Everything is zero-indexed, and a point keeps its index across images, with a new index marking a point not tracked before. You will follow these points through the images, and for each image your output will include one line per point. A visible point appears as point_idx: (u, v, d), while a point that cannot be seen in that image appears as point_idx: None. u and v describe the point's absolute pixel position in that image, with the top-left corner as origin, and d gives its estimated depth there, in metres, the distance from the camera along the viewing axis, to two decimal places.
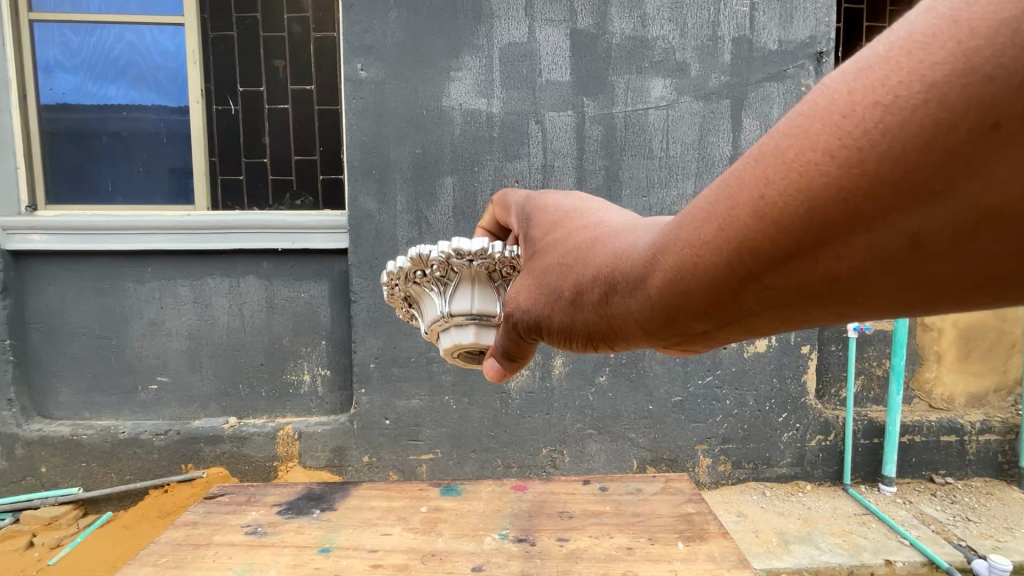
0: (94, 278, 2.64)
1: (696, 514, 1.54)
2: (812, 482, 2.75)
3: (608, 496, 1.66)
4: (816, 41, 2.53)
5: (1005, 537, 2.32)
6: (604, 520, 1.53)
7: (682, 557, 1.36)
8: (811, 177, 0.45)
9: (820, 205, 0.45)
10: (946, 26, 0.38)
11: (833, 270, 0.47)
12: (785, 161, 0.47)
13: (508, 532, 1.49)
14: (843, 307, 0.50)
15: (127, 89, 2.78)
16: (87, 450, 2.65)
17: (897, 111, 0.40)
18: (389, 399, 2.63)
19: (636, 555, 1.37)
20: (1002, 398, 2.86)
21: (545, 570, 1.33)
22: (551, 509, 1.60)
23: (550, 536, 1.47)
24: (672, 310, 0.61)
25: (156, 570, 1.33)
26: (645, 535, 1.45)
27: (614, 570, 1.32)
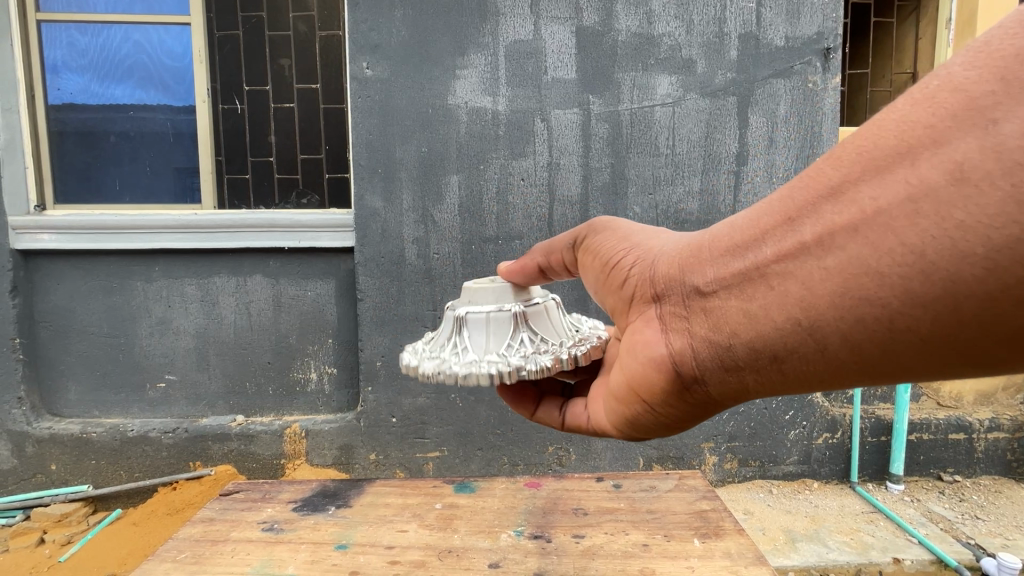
0: (104, 277, 2.65)
1: (709, 511, 1.54)
2: (819, 480, 2.74)
3: (622, 493, 1.66)
4: (823, 37, 2.51)
5: (1014, 536, 2.31)
6: (619, 517, 1.53)
7: (698, 554, 1.36)
8: (883, 195, 0.59)
9: (893, 213, 0.58)
10: (982, 70, 0.56)
11: (887, 286, 0.60)
12: (860, 179, 0.61)
13: (523, 529, 1.49)
14: (874, 324, 0.62)
15: (133, 90, 2.81)
16: (96, 448, 2.67)
17: (954, 146, 0.55)
18: (396, 397, 2.63)
19: (653, 552, 1.37)
20: (1010, 395, 2.85)
21: (561, 568, 1.33)
22: (565, 506, 1.61)
23: (567, 533, 1.47)
24: (744, 301, 0.71)
25: (174, 566, 1.35)
26: (661, 532, 1.45)
27: (630, 567, 1.32)
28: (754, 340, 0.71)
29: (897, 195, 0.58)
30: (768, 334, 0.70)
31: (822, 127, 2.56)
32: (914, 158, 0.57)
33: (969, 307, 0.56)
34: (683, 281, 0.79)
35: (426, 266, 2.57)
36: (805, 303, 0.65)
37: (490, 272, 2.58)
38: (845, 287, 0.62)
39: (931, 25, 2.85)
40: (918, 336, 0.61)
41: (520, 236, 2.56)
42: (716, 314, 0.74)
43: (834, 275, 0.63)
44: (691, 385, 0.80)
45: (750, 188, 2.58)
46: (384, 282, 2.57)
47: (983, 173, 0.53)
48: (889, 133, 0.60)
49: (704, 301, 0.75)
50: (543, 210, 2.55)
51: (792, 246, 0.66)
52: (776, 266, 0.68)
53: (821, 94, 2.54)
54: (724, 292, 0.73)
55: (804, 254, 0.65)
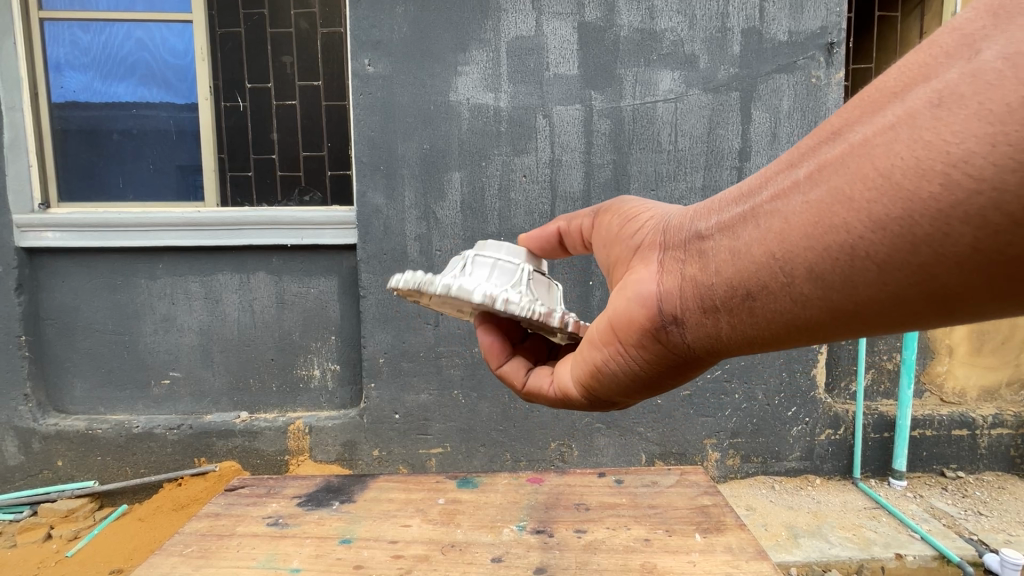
0: (108, 274, 2.67)
1: (711, 506, 1.55)
2: (821, 476, 2.74)
3: (624, 489, 1.66)
4: (827, 31, 2.50)
5: (1017, 532, 2.31)
6: (621, 512, 1.54)
7: (700, 548, 1.36)
8: (874, 117, 0.59)
9: (875, 136, 0.58)
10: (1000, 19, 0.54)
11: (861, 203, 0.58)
12: (860, 111, 0.62)
13: (526, 523, 1.50)
14: (844, 249, 0.60)
15: (136, 87, 2.82)
16: (102, 444, 2.70)
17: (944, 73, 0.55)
18: (399, 394, 2.65)
19: (654, 546, 1.38)
20: (1014, 391, 2.84)
21: (563, 562, 1.34)
22: (567, 501, 1.61)
23: (568, 527, 1.48)
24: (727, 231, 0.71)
25: (180, 560, 1.36)
26: (662, 527, 1.46)
27: (632, 562, 1.32)
28: (735, 277, 0.69)
29: (885, 128, 0.57)
30: (748, 271, 0.68)
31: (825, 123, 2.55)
32: (905, 96, 0.57)
33: (947, 232, 0.53)
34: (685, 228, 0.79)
35: (428, 263, 2.58)
36: (783, 235, 0.64)
37: None
38: (824, 207, 0.61)
39: (935, 19, 2.83)
40: (879, 265, 0.58)
41: (521, 232, 2.57)
42: (707, 254, 0.73)
43: (814, 208, 0.62)
44: (670, 326, 0.77)
45: None
46: (386, 279, 2.58)
47: (959, 98, 0.52)
48: (889, 79, 0.60)
49: (698, 244, 0.75)
50: (545, 207, 2.55)
51: (785, 186, 0.66)
52: (768, 204, 0.67)
53: (824, 89, 2.53)
54: (720, 232, 0.72)
55: (796, 191, 0.65)
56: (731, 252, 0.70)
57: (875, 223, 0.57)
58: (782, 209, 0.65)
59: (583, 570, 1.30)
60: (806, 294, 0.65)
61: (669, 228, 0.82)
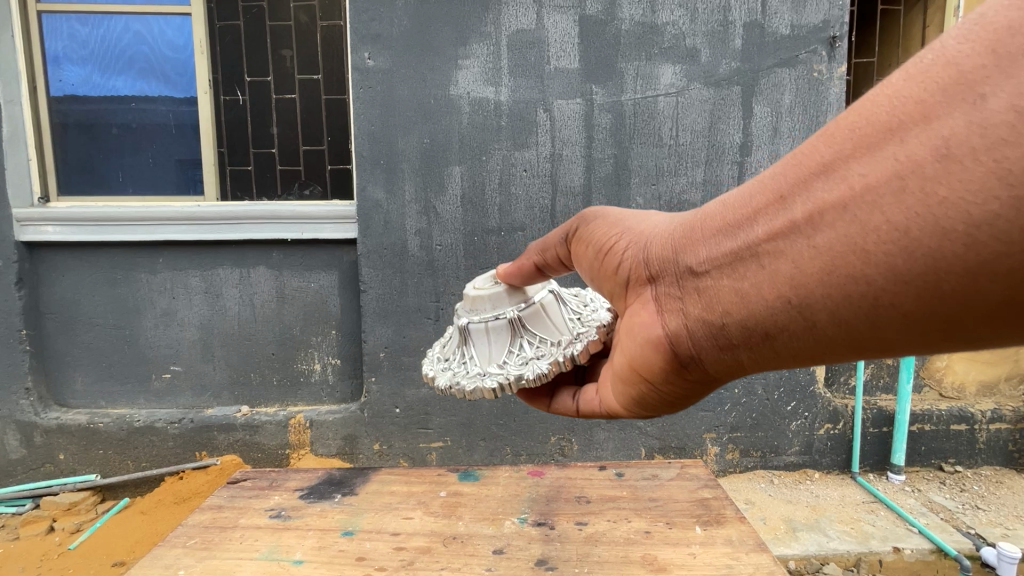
0: (108, 269, 2.67)
1: (711, 499, 1.56)
2: (820, 471, 2.76)
3: (625, 481, 1.67)
4: (830, 25, 2.48)
5: (1014, 525, 2.33)
6: (622, 504, 1.55)
7: (700, 540, 1.37)
8: (873, 155, 0.55)
9: (879, 180, 0.54)
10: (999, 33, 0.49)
11: (874, 252, 0.55)
12: (854, 142, 0.56)
13: (527, 516, 1.51)
14: (860, 298, 0.57)
15: (135, 81, 2.80)
16: (103, 438, 2.71)
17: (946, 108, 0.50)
18: (399, 388, 2.65)
19: (656, 538, 1.39)
20: (1013, 386, 2.84)
21: (564, 554, 1.34)
22: (569, 494, 1.62)
23: (570, 520, 1.49)
24: (729, 273, 0.67)
25: (183, 552, 1.37)
26: (663, 520, 1.47)
27: (634, 553, 1.34)
28: (748, 318, 0.67)
29: (885, 172, 0.53)
30: (761, 312, 0.65)
31: (826, 117, 2.54)
32: (902, 136, 0.53)
33: (973, 280, 0.51)
34: (676, 260, 0.74)
35: (428, 258, 2.58)
36: (795, 281, 0.61)
37: (493, 264, 2.58)
38: (834, 255, 0.57)
39: (939, 12, 2.76)
40: (902, 313, 0.56)
41: (522, 227, 2.56)
42: (710, 294, 0.70)
43: (823, 255, 0.58)
44: (688, 364, 0.76)
45: None
46: (386, 273, 2.58)
47: (967, 150, 0.48)
48: (878, 108, 0.55)
49: (697, 282, 0.71)
50: (546, 201, 2.55)
51: (782, 225, 0.62)
52: (767, 243, 0.63)
53: (826, 84, 2.51)
54: (720, 270, 0.68)
55: (796, 232, 0.61)
56: (739, 292, 0.67)
57: (892, 274, 0.54)
58: (785, 250, 0.62)
59: (584, 563, 1.31)
60: (827, 337, 0.62)
61: (657, 259, 0.77)
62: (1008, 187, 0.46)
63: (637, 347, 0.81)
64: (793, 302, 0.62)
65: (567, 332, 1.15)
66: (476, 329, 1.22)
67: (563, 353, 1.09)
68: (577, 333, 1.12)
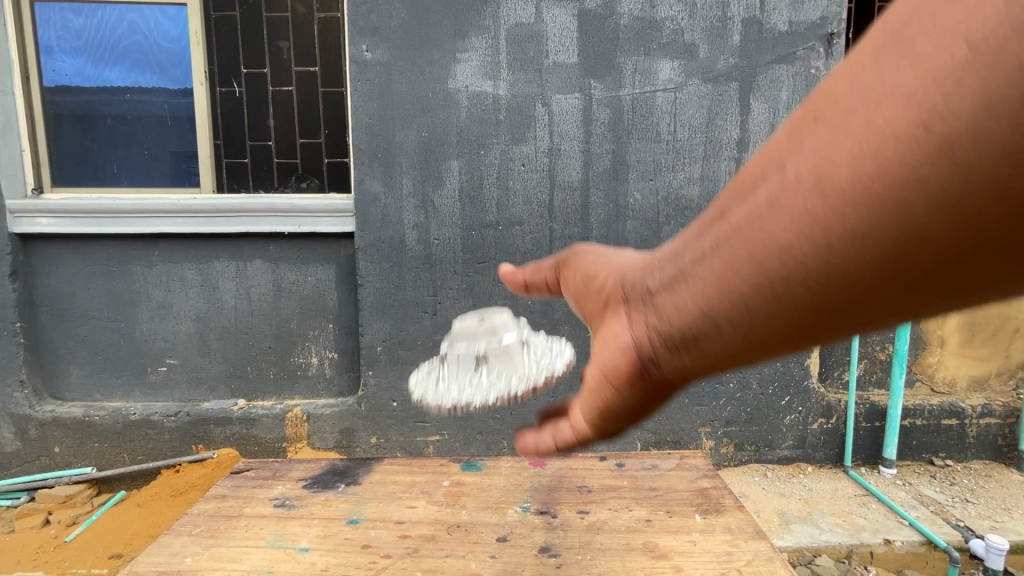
0: (103, 261, 2.65)
1: (710, 489, 1.58)
2: (813, 464, 2.79)
3: (625, 472, 1.69)
4: (827, 22, 2.49)
5: (1002, 518, 2.37)
6: (623, 494, 1.57)
7: (700, 528, 1.39)
8: (832, 120, 0.45)
9: (837, 148, 0.44)
10: None
11: (835, 236, 0.45)
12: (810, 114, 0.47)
13: (529, 505, 1.53)
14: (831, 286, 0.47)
15: (129, 72, 2.77)
16: (99, 431, 2.70)
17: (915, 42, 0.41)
18: (397, 381, 2.66)
19: (655, 527, 1.41)
20: (1003, 381, 2.88)
21: (567, 542, 1.36)
22: (570, 484, 1.64)
23: (572, 509, 1.50)
24: (681, 282, 0.57)
25: (190, 540, 1.38)
26: (663, 509, 1.49)
27: (634, 541, 1.36)
28: (705, 332, 0.56)
29: (843, 136, 0.44)
30: (714, 322, 0.55)
31: None
32: (865, 87, 0.43)
33: (966, 232, 0.40)
34: (637, 283, 0.65)
35: (426, 252, 2.58)
36: (750, 284, 0.51)
37: (490, 258, 2.59)
38: (787, 247, 0.48)
39: None
40: (876, 289, 0.46)
41: (520, 221, 2.57)
42: (662, 308, 0.60)
43: (777, 247, 0.48)
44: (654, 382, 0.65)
45: None
46: (384, 267, 2.58)
47: (944, 79, 0.38)
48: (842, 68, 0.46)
49: (651, 298, 0.62)
50: (543, 196, 2.55)
51: (732, 219, 0.52)
52: (717, 245, 0.54)
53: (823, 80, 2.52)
54: (672, 282, 0.59)
55: (744, 230, 0.51)
56: (689, 286, 0.56)
57: (858, 248, 0.44)
58: (727, 252, 0.52)
59: (587, 550, 1.33)
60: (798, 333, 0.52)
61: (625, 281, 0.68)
62: (992, 110, 0.36)
63: (603, 359, 0.69)
64: (740, 312, 0.52)
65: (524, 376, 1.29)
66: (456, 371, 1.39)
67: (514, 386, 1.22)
68: (523, 377, 1.27)
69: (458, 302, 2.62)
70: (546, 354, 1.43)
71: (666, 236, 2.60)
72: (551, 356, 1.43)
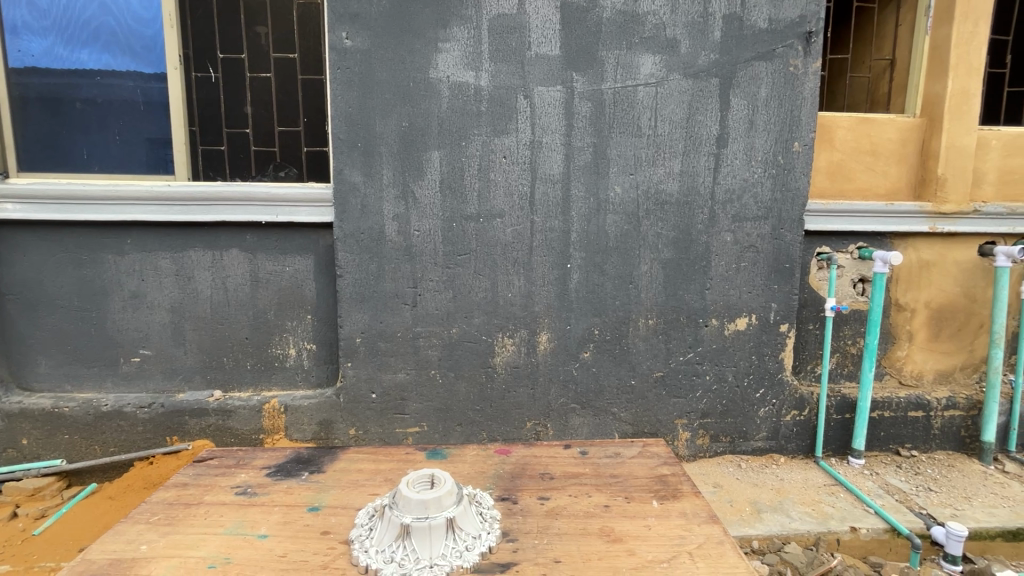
0: (72, 249, 2.58)
1: (669, 476, 1.62)
2: (786, 455, 2.86)
3: (588, 459, 1.72)
4: (806, 20, 2.52)
5: (962, 506, 2.46)
6: (584, 480, 1.60)
7: (656, 513, 1.43)
8: None
9: None
10: None
11: None
12: None
13: (492, 490, 1.55)
14: None
15: (100, 54, 2.69)
16: (69, 422, 2.65)
17: None
18: (375, 373, 2.65)
19: (613, 512, 1.44)
20: (968, 375, 2.97)
21: (525, 527, 1.38)
22: (533, 471, 1.66)
23: (532, 495, 1.52)
24: None
25: (147, 527, 1.37)
26: (622, 495, 1.52)
27: (591, 526, 1.38)
28: None
29: None
30: None
31: (801, 111, 2.58)
32: None
33: None
34: None
35: (406, 243, 2.56)
36: None
37: (471, 250, 2.58)
38: None
39: (911, 11, 2.90)
40: None
41: (501, 214, 2.57)
42: None
43: None
44: None
45: (729, 170, 2.60)
46: (363, 258, 2.56)
47: None
48: None
49: None
50: (524, 188, 2.55)
51: None
52: None
53: (802, 78, 2.56)
54: None
55: None
56: None
57: None
58: None
59: (544, 535, 1.35)
60: None
61: None
62: None
63: None
64: None
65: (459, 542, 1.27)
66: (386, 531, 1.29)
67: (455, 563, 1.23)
68: (423, 570, 1.21)
69: (438, 294, 2.61)
70: (471, 534, 1.30)
71: (646, 230, 2.62)
72: (474, 541, 1.28)
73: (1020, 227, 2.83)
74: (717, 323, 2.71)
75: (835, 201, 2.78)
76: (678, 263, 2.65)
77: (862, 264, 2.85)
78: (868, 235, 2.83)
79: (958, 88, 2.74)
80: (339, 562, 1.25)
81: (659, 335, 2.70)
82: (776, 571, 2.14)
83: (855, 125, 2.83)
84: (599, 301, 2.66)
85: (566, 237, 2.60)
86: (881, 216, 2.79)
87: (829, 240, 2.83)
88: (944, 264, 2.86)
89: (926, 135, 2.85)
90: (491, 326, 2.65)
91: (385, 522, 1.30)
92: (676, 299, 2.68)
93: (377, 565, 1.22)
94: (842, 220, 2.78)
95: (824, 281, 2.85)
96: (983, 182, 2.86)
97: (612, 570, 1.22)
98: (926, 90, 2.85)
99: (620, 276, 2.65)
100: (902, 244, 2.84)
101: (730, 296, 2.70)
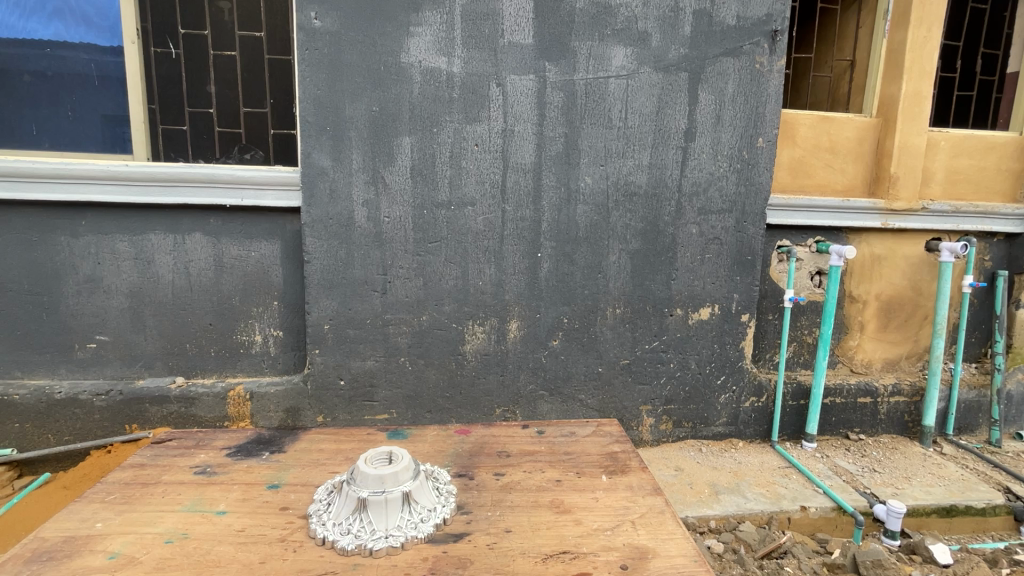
0: (22, 230, 2.47)
1: (619, 452, 1.71)
2: (744, 440, 2.99)
3: (543, 438, 1.80)
4: (772, 19, 2.59)
5: (903, 485, 2.62)
6: (538, 458, 1.67)
7: (604, 487, 1.49)
8: None
9: None
10: None
11: None
12: None
13: (450, 468, 1.60)
14: None
15: (50, 23, 2.57)
16: (20, 410, 2.57)
17: None
18: (344, 360, 2.64)
19: (564, 486, 1.50)
20: (912, 363, 3.15)
21: (479, 500, 1.43)
22: (491, 449, 1.73)
23: (488, 471, 1.58)
24: None
25: (102, 506, 1.37)
26: (573, 470, 1.59)
27: (543, 498, 1.44)
28: None
29: None
30: None
31: (766, 107, 2.65)
32: None
33: None
34: None
35: (376, 230, 2.55)
36: None
37: (442, 238, 2.59)
38: None
39: (870, 15, 3.01)
40: None
41: (472, 202, 2.58)
42: None
43: None
44: None
45: (696, 164, 2.67)
46: (332, 244, 2.53)
47: None
48: None
49: None
50: (495, 176, 2.57)
51: None
52: None
53: (767, 75, 2.63)
54: None
55: None
56: None
57: None
58: None
59: (497, 507, 1.40)
60: None
61: None
62: None
63: None
64: None
65: (412, 517, 1.29)
66: (348, 506, 1.30)
67: (408, 536, 1.26)
68: (378, 541, 1.23)
69: (408, 281, 2.61)
70: (426, 507, 1.34)
71: (615, 221, 2.68)
72: (429, 514, 1.32)
73: (965, 224, 2.99)
74: (682, 313, 2.80)
75: (795, 196, 2.89)
76: (646, 254, 2.73)
77: (819, 257, 2.99)
78: (825, 230, 2.96)
79: (910, 91, 2.86)
80: (297, 535, 1.28)
81: (626, 323, 2.78)
82: (730, 549, 2.27)
83: (816, 124, 2.94)
84: (568, 291, 2.71)
85: (537, 226, 2.63)
86: (838, 212, 2.91)
87: (788, 233, 2.95)
88: (894, 258, 3.02)
89: (880, 135, 2.98)
90: (462, 314, 2.67)
91: (343, 496, 1.32)
92: (644, 288, 2.76)
93: (335, 537, 1.25)
94: (801, 215, 2.89)
95: (783, 273, 2.98)
96: (931, 181, 3.02)
97: (558, 538, 1.28)
98: (883, 92, 2.96)
99: (589, 266, 2.70)
100: (856, 239, 3.00)
101: (694, 287, 2.79)
